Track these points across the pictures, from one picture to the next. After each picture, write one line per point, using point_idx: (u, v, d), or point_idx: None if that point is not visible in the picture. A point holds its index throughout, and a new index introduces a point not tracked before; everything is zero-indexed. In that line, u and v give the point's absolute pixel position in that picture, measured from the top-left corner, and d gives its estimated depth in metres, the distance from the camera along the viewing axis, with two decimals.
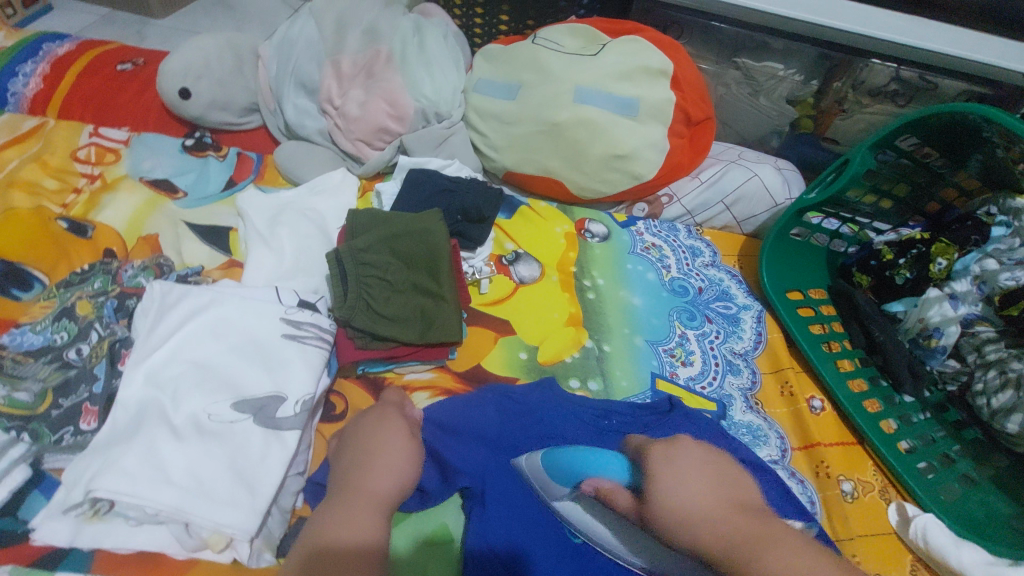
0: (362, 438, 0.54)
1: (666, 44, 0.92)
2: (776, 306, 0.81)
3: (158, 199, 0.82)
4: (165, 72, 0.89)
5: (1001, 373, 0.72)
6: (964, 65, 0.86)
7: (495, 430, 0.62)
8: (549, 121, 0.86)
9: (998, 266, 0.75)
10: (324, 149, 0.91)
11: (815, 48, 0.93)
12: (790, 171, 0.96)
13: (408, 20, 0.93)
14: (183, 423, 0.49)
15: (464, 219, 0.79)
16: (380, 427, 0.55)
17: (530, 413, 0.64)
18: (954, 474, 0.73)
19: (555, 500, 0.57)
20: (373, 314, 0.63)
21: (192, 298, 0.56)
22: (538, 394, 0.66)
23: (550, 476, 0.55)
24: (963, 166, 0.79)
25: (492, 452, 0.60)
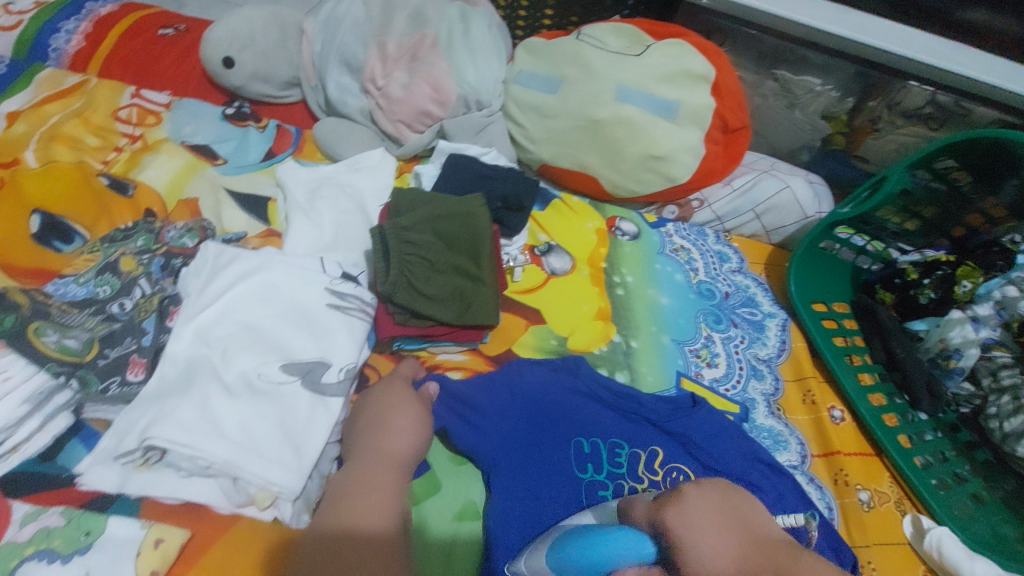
0: (371, 414, 0.54)
1: (708, 50, 0.92)
2: (801, 316, 0.82)
3: (198, 164, 0.82)
4: (210, 39, 0.90)
5: (1015, 399, 0.74)
6: (1000, 94, 0.88)
7: (513, 407, 0.63)
8: (590, 117, 0.87)
9: (1019, 292, 0.77)
10: (364, 128, 0.91)
11: (853, 65, 0.94)
12: (821, 185, 0.96)
13: (455, 7, 0.94)
14: (233, 380, 0.50)
15: (504, 207, 0.79)
16: (394, 399, 0.55)
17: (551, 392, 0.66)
18: (964, 492, 0.75)
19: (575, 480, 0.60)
20: (413, 292, 0.63)
21: (243, 261, 0.57)
22: (552, 380, 0.66)
23: (557, 570, 0.48)
24: (994, 193, 0.81)
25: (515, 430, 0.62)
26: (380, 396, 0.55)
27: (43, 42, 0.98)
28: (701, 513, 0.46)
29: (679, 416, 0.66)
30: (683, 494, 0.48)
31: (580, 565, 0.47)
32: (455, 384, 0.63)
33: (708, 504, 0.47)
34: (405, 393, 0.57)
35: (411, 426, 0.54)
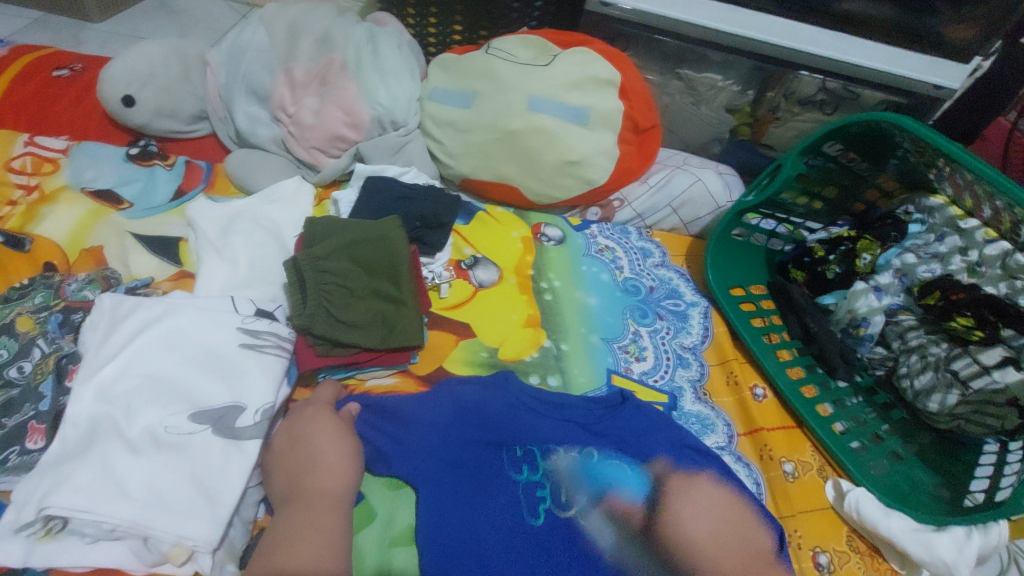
0: (298, 463, 0.52)
1: (612, 55, 0.95)
2: (721, 302, 0.86)
3: (102, 210, 0.79)
4: (107, 78, 0.87)
5: (921, 357, 0.81)
6: (880, 78, 0.95)
7: (444, 424, 0.62)
8: (504, 128, 0.88)
9: (915, 259, 0.87)
10: (278, 157, 0.90)
11: (749, 60, 0.99)
12: (731, 175, 1.01)
13: (361, 29, 0.93)
14: (138, 436, 0.49)
15: (424, 225, 0.80)
16: (320, 437, 0.54)
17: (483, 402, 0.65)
18: (884, 451, 0.80)
19: (513, 485, 0.59)
20: (333, 321, 0.62)
21: (146, 310, 0.55)
22: (484, 394, 0.66)
23: (575, 482, 0.60)
24: (883, 169, 0.88)
25: (443, 448, 0.61)
26: (302, 438, 0.54)
27: None
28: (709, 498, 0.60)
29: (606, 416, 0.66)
30: (693, 484, 0.61)
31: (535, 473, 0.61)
32: (388, 408, 0.64)
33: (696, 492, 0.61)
34: (329, 428, 0.55)
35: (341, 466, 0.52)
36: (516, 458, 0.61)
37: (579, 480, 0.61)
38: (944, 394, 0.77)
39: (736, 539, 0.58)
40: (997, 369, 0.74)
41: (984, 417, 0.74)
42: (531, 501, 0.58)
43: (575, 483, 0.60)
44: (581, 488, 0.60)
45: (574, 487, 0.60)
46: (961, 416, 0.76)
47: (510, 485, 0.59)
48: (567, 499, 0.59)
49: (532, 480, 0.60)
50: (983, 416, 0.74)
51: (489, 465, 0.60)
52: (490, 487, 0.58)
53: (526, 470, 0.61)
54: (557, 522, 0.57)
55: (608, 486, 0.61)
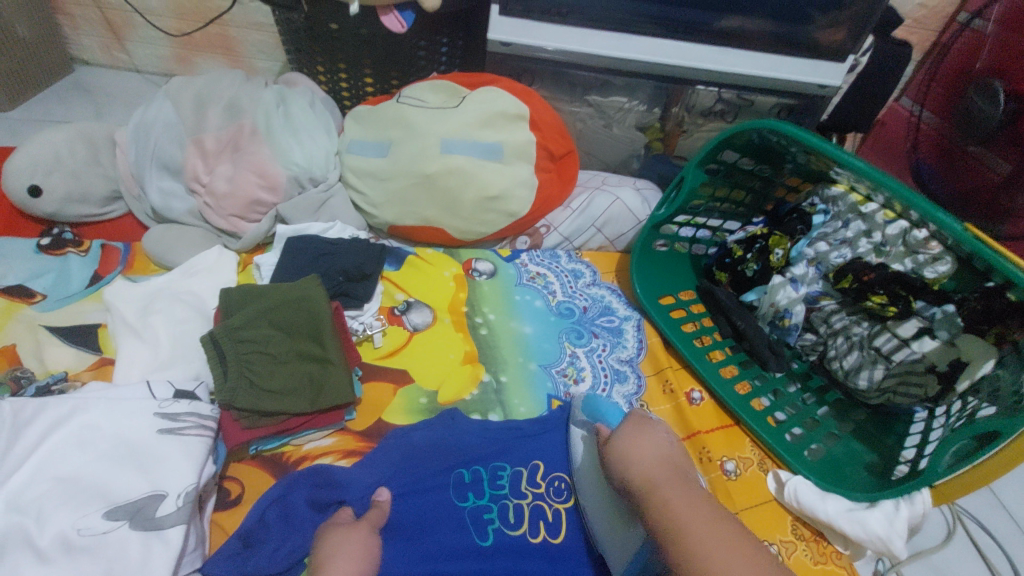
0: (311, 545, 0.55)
1: (519, 91, 0.99)
2: (651, 313, 0.89)
3: (13, 306, 0.76)
4: (10, 171, 0.85)
5: (846, 338, 0.86)
6: (770, 83, 1.02)
7: (393, 467, 0.65)
8: (421, 172, 0.90)
9: (826, 247, 0.89)
10: (197, 229, 0.89)
11: (649, 81, 1.05)
12: (649, 190, 1.05)
13: (270, 92, 0.94)
14: (49, 544, 0.46)
15: (346, 279, 0.81)
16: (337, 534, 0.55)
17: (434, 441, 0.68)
18: (822, 433, 0.84)
19: (460, 511, 0.63)
20: (256, 390, 0.62)
21: (53, 410, 0.54)
22: (432, 431, 0.69)
23: (582, 407, 0.72)
24: (783, 168, 0.92)
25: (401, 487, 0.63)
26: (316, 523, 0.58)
27: None
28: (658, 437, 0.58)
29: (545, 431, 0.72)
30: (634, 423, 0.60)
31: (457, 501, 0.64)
32: (324, 473, 0.63)
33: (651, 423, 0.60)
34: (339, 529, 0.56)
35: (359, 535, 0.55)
36: (463, 486, 0.65)
37: (524, 496, 0.66)
38: (871, 369, 0.83)
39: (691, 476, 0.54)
40: (915, 340, 0.81)
41: (910, 388, 0.80)
42: (479, 523, 0.62)
43: (523, 498, 0.65)
44: (526, 503, 0.65)
45: (521, 504, 0.65)
46: (888, 389, 0.82)
47: (456, 513, 0.63)
48: (515, 517, 0.63)
49: (480, 503, 0.64)
50: (906, 387, 0.81)
51: (440, 495, 0.64)
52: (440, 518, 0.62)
53: (472, 495, 0.65)
54: (503, 541, 0.61)
55: (554, 500, 0.66)
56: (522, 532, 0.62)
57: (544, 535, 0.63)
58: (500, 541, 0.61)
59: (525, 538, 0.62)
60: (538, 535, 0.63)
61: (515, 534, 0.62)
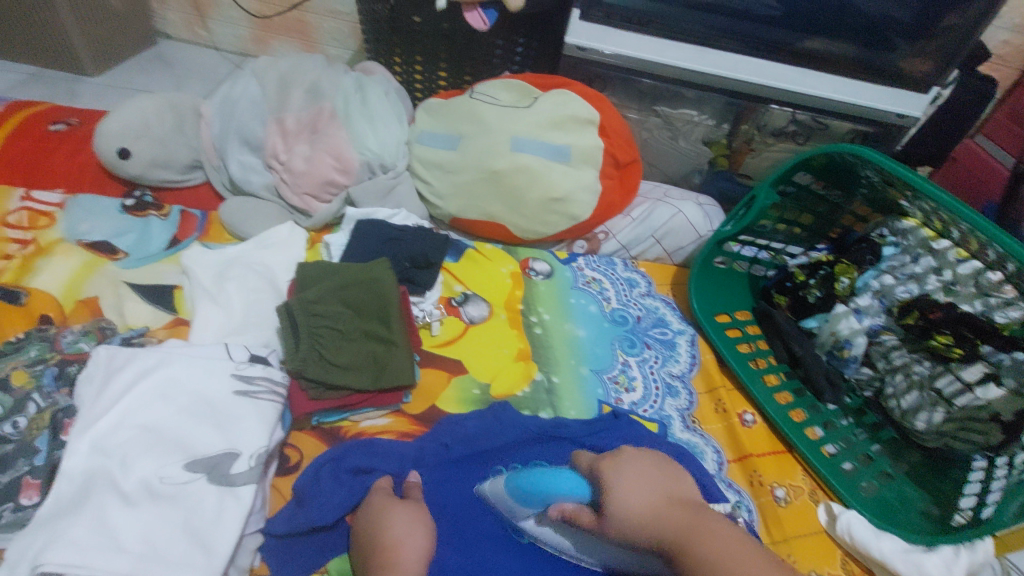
0: (370, 532, 0.55)
1: (592, 96, 0.99)
2: (707, 331, 0.90)
3: (97, 261, 0.80)
4: (103, 133, 0.89)
5: (906, 376, 0.83)
6: (848, 109, 0.99)
7: (444, 451, 0.66)
8: (489, 168, 0.91)
9: (893, 281, 0.87)
10: (270, 204, 0.93)
11: (721, 96, 1.03)
12: (711, 206, 1.04)
13: (350, 79, 0.97)
14: (133, 488, 0.49)
15: (412, 265, 0.83)
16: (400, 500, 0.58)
17: (483, 430, 0.69)
18: (874, 471, 0.81)
19: (501, 503, 0.62)
20: (325, 364, 0.64)
21: (140, 361, 0.56)
22: (485, 419, 0.70)
23: (506, 492, 0.63)
24: (855, 197, 0.91)
25: (450, 472, 0.64)
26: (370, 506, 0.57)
27: None
28: (633, 484, 0.56)
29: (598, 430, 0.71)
30: (612, 474, 0.57)
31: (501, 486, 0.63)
32: (377, 448, 0.64)
33: (628, 469, 0.58)
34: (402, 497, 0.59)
35: (416, 516, 0.56)
36: (506, 480, 0.65)
37: None
38: (930, 412, 0.80)
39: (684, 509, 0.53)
40: (979, 386, 0.76)
41: (971, 433, 0.75)
42: (519, 518, 0.61)
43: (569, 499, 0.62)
44: None
45: None
46: (947, 433, 0.78)
47: (498, 504, 0.62)
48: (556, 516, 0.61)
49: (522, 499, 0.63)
50: (967, 433, 0.76)
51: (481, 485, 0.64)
52: (480, 508, 0.61)
53: (515, 489, 0.64)
54: (542, 538, 0.60)
55: None
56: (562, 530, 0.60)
57: None
58: (537, 537, 0.60)
59: None
60: None
61: None
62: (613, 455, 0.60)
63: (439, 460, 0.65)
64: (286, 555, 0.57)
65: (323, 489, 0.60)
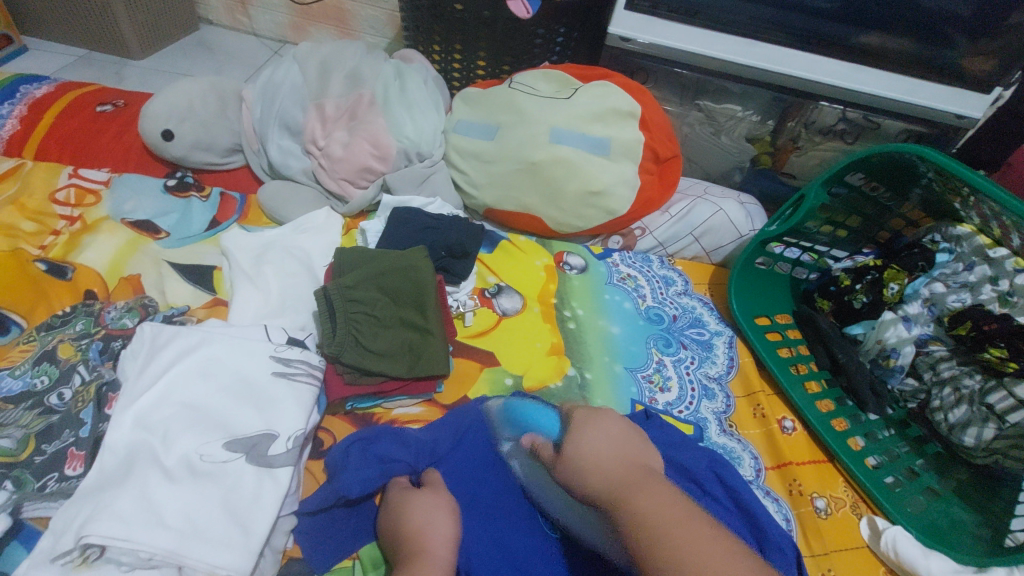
0: (395, 520, 0.55)
1: (633, 89, 0.96)
2: (746, 333, 0.87)
3: (140, 240, 0.82)
4: (149, 114, 0.90)
5: (955, 390, 0.79)
6: (902, 108, 0.95)
7: (463, 444, 0.65)
8: (527, 160, 0.90)
9: (944, 289, 0.84)
10: (308, 188, 0.93)
11: (768, 91, 1.00)
12: (753, 205, 1.01)
13: (390, 66, 0.97)
14: (175, 464, 0.50)
15: (448, 255, 0.82)
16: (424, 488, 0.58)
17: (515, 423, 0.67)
18: (919, 487, 0.78)
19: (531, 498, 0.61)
20: (361, 349, 0.64)
21: (182, 339, 0.57)
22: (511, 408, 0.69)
23: (504, 423, 0.67)
24: (908, 199, 0.86)
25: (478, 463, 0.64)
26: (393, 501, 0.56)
27: None
28: (604, 432, 0.52)
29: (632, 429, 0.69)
30: (581, 424, 0.54)
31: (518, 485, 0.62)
32: (406, 437, 0.63)
33: (603, 419, 0.55)
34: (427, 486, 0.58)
35: (437, 503, 0.55)
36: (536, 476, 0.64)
37: None
38: (980, 428, 0.75)
39: (643, 470, 0.48)
40: None
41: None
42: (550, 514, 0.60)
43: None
44: None
45: None
46: (998, 450, 0.74)
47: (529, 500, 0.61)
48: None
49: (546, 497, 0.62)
50: (1021, 452, 0.72)
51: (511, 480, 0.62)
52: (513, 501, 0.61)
53: None
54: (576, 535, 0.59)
55: None
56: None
57: None
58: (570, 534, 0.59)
59: None
60: None
61: None
62: (593, 411, 0.56)
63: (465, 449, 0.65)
64: (320, 539, 0.58)
65: (351, 465, 0.59)
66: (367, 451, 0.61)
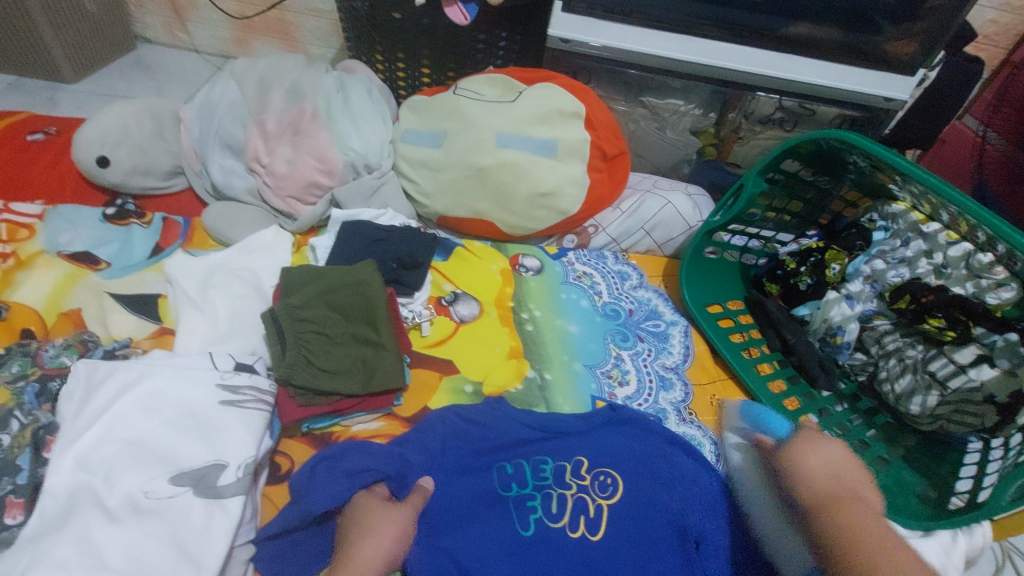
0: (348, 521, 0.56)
1: (576, 88, 0.98)
2: (700, 322, 0.89)
3: (79, 272, 0.79)
4: (80, 141, 0.87)
5: (900, 360, 0.83)
6: (836, 94, 0.99)
7: (439, 451, 0.65)
8: (475, 166, 0.90)
9: (884, 265, 0.87)
10: (254, 208, 0.91)
11: (709, 85, 1.02)
12: (701, 196, 1.04)
13: (332, 78, 0.96)
14: (118, 504, 0.48)
15: (400, 266, 0.82)
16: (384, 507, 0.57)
17: (490, 430, 0.69)
18: (871, 456, 0.81)
19: (504, 501, 0.63)
20: (313, 369, 0.64)
21: (122, 373, 0.55)
22: (490, 413, 0.70)
23: (739, 416, 0.75)
24: (844, 182, 0.90)
25: (447, 469, 0.64)
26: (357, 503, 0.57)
27: None
28: (829, 455, 0.57)
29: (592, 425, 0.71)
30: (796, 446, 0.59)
31: (483, 500, 0.62)
32: (371, 448, 0.63)
33: (828, 452, 0.58)
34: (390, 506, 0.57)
35: (393, 519, 0.55)
36: (506, 476, 0.65)
37: (568, 487, 0.64)
38: (924, 396, 0.79)
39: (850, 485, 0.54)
40: (973, 368, 0.77)
41: (965, 416, 0.76)
42: (522, 514, 0.62)
43: (568, 489, 0.64)
44: (571, 494, 0.64)
45: (565, 494, 0.64)
46: (942, 416, 0.78)
47: (500, 502, 0.63)
48: (558, 507, 0.62)
49: (522, 494, 0.64)
50: (962, 416, 0.76)
51: (485, 486, 0.63)
52: (485, 509, 0.62)
53: (516, 485, 0.64)
54: (545, 532, 0.61)
55: (599, 495, 0.64)
56: (562, 525, 0.61)
57: (583, 530, 0.61)
58: (540, 530, 0.61)
59: (565, 532, 0.61)
60: (578, 530, 0.61)
61: (556, 526, 0.61)
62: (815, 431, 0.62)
63: (431, 457, 0.65)
64: (281, 565, 0.57)
65: (316, 485, 0.58)
66: (335, 464, 0.60)
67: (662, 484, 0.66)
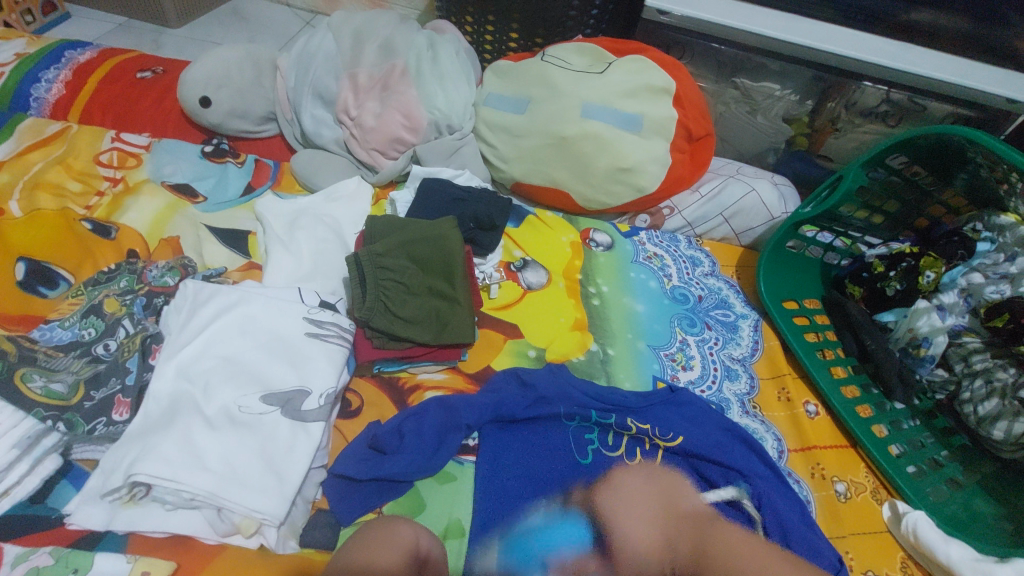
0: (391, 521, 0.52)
1: (669, 64, 0.94)
2: (772, 314, 0.86)
3: (179, 203, 0.84)
4: (187, 80, 0.92)
5: (987, 382, 0.76)
6: (956, 91, 0.89)
7: (496, 404, 0.66)
8: (557, 135, 0.89)
9: (983, 279, 0.80)
10: (339, 157, 0.94)
11: (810, 70, 0.96)
12: (786, 186, 0.99)
13: (423, 36, 0.96)
14: (215, 414, 0.53)
15: (476, 226, 0.83)
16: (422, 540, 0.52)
17: (546, 394, 0.69)
18: (942, 477, 0.76)
19: (565, 428, 0.68)
20: (390, 315, 0.66)
21: (222, 296, 0.60)
22: (550, 379, 0.70)
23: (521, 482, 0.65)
24: (950, 185, 0.83)
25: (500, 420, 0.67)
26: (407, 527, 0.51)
27: (26, 92, 0.98)
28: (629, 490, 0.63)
29: (654, 403, 0.70)
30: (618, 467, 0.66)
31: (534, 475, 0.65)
32: (451, 403, 0.66)
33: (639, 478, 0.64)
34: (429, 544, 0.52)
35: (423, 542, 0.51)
36: (570, 409, 0.68)
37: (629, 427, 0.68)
38: (1011, 421, 0.72)
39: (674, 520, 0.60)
40: None
41: None
42: (581, 441, 0.67)
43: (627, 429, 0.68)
44: (630, 433, 0.68)
45: (623, 434, 0.68)
46: None
47: (562, 429, 0.68)
48: (614, 441, 0.68)
49: (583, 424, 0.69)
50: None
51: (545, 441, 0.67)
52: (545, 454, 0.66)
53: (580, 417, 0.69)
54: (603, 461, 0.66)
55: (659, 436, 0.67)
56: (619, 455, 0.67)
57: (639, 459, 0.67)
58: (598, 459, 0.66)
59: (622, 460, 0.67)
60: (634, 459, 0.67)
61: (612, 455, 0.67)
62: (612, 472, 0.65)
63: (493, 411, 0.66)
64: (346, 493, 0.59)
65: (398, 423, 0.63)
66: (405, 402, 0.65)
67: (727, 450, 0.67)
